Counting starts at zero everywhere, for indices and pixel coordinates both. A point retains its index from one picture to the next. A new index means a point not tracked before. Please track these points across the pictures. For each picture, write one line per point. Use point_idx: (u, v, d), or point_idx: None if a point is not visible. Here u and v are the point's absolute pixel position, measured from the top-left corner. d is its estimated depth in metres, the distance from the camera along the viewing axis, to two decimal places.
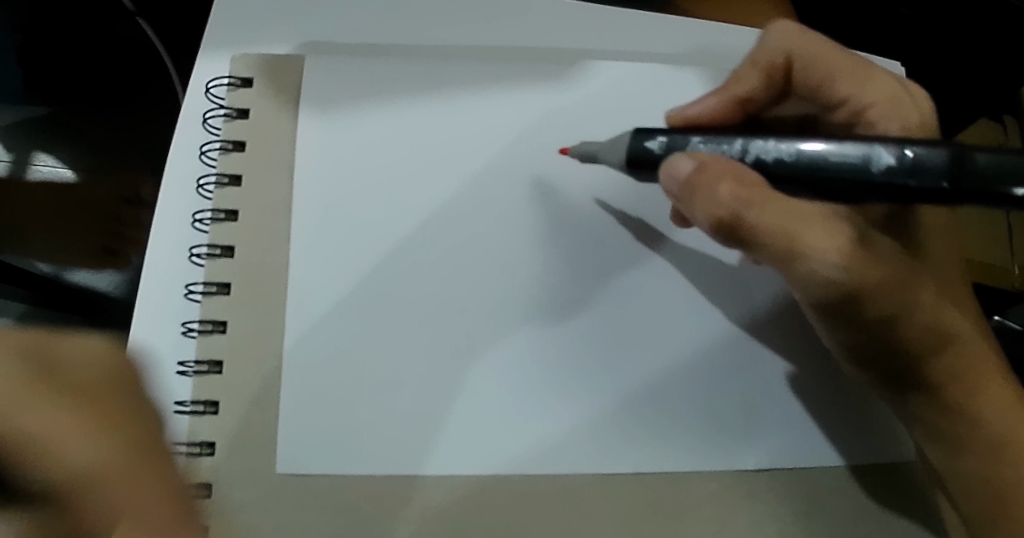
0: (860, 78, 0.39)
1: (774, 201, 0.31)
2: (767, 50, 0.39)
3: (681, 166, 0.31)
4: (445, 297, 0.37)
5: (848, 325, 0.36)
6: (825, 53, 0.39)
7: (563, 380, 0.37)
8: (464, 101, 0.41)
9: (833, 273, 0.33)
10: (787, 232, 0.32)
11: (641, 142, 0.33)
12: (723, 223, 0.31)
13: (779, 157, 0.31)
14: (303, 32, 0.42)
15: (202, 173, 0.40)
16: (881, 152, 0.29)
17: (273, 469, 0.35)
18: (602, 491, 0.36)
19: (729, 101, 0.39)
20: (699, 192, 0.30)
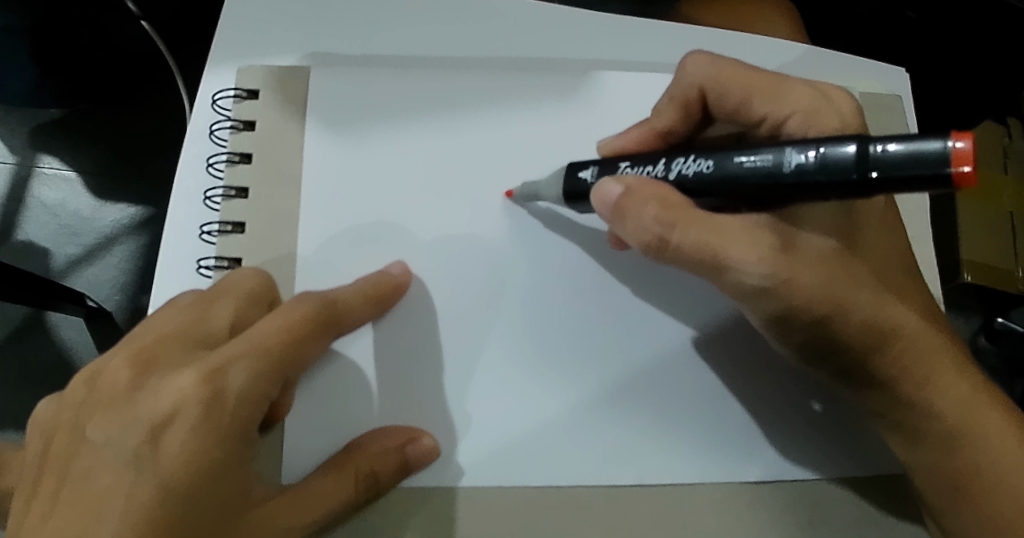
0: (774, 91, 0.36)
1: (695, 217, 0.31)
2: (681, 85, 0.38)
3: (609, 190, 0.32)
4: (422, 310, 0.37)
5: (783, 325, 0.35)
6: (738, 76, 0.37)
7: (567, 391, 0.37)
8: (467, 112, 0.41)
9: (762, 281, 0.32)
10: (709, 245, 0.31)
11: (575, 177, 0.35)
12: (652, 245, 0.32)
13: (698, 172, 0.30)
14: (310, 43, 0.43)
15: (210, 185, 0.40)
16: (791, 152, 0.27)
17: (280, 479, 0.35)
18: (607, 500, 0.36)
19: (648, 136, 0.39)
20: (626, 213, 0.31)
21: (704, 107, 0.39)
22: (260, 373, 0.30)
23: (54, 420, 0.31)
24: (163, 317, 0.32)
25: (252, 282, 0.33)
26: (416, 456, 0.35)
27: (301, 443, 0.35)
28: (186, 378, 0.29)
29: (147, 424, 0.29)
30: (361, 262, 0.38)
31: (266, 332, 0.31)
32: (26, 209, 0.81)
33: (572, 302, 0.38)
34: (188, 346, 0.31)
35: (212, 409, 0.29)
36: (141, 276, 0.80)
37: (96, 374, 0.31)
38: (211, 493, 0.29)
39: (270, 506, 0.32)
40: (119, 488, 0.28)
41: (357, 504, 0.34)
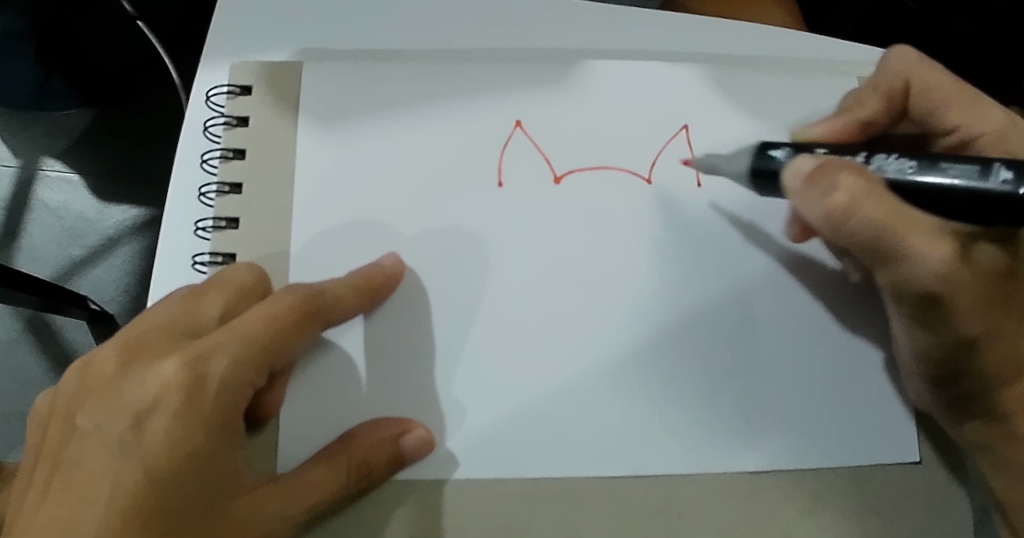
0: (971, 106, 0.37)
1: (886, 196, 0.29)
2: (887, 75, 0.38)
3: (803, 164, 0.31)
4: (446, 305, 0.37)
5: (935, 336, 0.34)
6: (942, 83, 0.38)
7: (562, 380, 0.37)
8: (459, 105, 0.40)
9: (934, 281, 0.31)
10: (895, 229, 0.29)
11: (763, 155, 0.34)
12: (836, 216, 0.30)
13: (900, 170, 0.31)
14: (300, 39, 0.43)
15: (204, 181, 0.41)
16: (998, 169, 0.29)
17: (274, 470, 0.35)
18: (602, 491, 0.36)
19: (853, 126, 0.38)
20: (823, 179, 0.30)
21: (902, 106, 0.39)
22: (242, 358, 0.30)
23: (48, 410, 0.32)
24: (152, 307, 0.33)
25: (245, 276, 0.33)
26: (412, 448, 0.35)
27: (296, 435, 0.35)
28: (168, 365, 0.30)
29: (132, 410, 0.29)
30: (359, 251, 0.38)
31: (249, 318, 0.31)
32: (32, 212, 0.82)
33: (565, 282, 0.38)
34: (174, 335, 0.31)
35: (195, 396, 0.30)
36: (143, 276, 0.80)
37: (87, 365, 0.31)
38: (196, 476, 0.29)
39: (259, 494, 0.32)
40: (105, 473, 0.29)
41: (351, 494, 0.34)
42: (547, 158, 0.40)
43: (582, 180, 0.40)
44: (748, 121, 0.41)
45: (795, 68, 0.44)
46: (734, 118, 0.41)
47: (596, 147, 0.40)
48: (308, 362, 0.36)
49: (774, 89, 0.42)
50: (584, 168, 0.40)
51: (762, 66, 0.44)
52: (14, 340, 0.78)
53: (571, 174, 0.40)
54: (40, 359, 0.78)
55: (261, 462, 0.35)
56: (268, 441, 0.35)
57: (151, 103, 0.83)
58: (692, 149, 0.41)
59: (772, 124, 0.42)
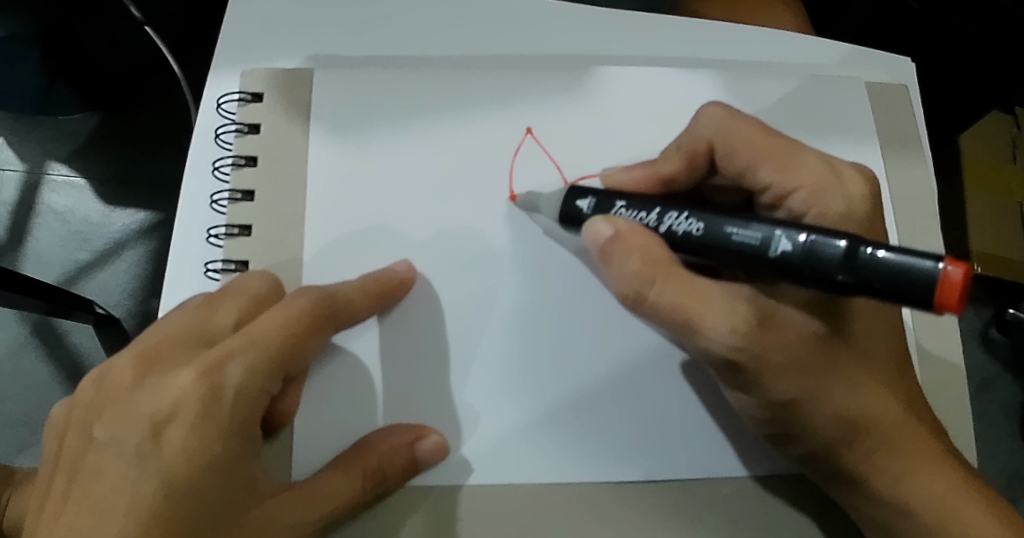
0: (786, 160, 0.35)
1: (674, 281, 0.31)
2: (691, 135, 0.37)
3: (600, 229, 0.32)
4: (457, 312, 0.37)
5: (755, 400, 0.34)
6: (750, 138, 0.35)
7: (572, 385, 0.37)
8: (469, 112, 0.41)
9: (731, 353, 0.31)
10: (685, 307, 0.31)
11: (571, 202, 0.35)
12: (629, 297, 0.32)
13: (687, 232, 0.31)
14: (310, 45, 0.43)
15: (216, 188, 0.41)
16: (780, 238, 0.28)
17: (288, 477, 0.35)
18: (614, 497, 0.36)
19: (650, 180, 0.38)
20: (610, 258, 0.32)
21: (711, 163, 0.37)
22: (256, 368, 0.31)
23: (65, 419, 0.32)
24: (167, 317, 0.33)
25: (257, 284, 0.33)
26: (426, 454, 0.35)
27: (309, 442, 0.35)
28: (184, 376, 0.30)
29: (147, 420, 0.30)
30: (370, 258, 0.38)
31: (260, 329, 0.31)
32: (37, 216, 0.82)
33: (576, 288, 0.38)
34: (188, 345, 0.31)
35: (211, 405, 0.30)
36: (149, 279, 0.80)
37: (104, 375, 0.31)
38: (211, 486, 0.29)
39: (276, 503, 0.32)
40: (123, 484, 0.29)
41: (366, 500, 0.34)
42: (557, 163, 0.40)
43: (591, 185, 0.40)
44: None
45: (803, 72, 0.44)
46: None
47: (605, 153, 0.40)
48: (320, 369, 0.36)
49: (782, 93, 0.43)
50: (593, 174, 0.40)
51: (769, 71, 0.44)
52: (21, 345, 0.79)
53: (582, 180, 0.40)
54: (48, 364, 0.78)
55: (274, 469, 0.35)
56: (283, 448, 0.35)
57: (158, 105, 0.83)
58: None
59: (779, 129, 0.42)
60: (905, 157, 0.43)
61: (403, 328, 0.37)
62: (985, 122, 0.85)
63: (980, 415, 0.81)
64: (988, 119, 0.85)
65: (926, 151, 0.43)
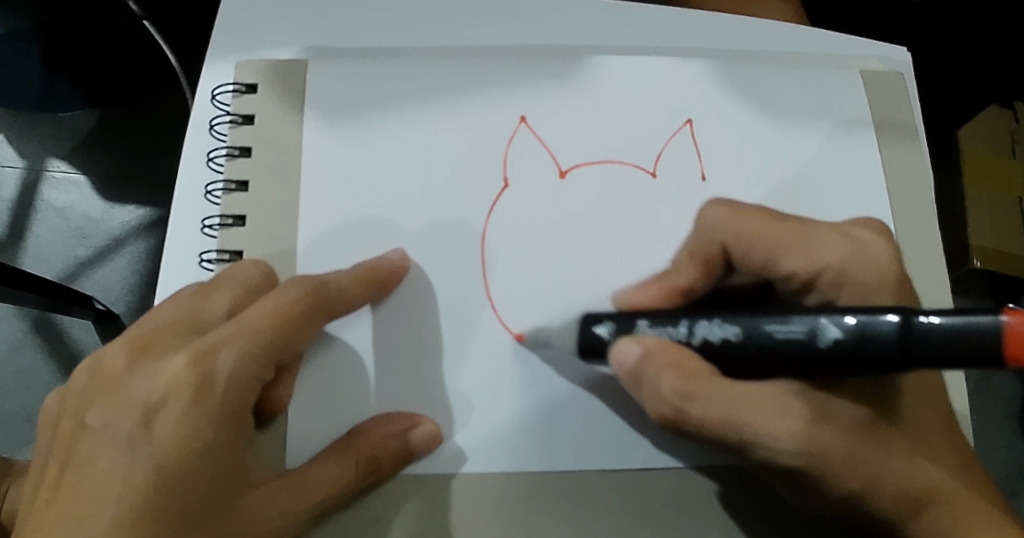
0: (804, 248, 0.35)
1: (710, 390, 0.31)
2: (698, 238, 0.37)
3: (627, 351, 0.32)
4: (452, 303, 0.37)
5: (817, 500, 0.33)
6: (758, 228, 0.35)
7: (568, 374, 0.37)
8: (463, 103, 0.41)
9: (791, 459, 0.31)
10: (731, 420, 0.31)
11: (589, 330, 0.34)
12: (670, 416, 0.32)
13: (723, 337, 0.30)
14: (305, 36, 0.43)
15: (211, 179, 0.41)
16: (828, 324, 0.28)
17: (283, 465, 0.35)
18: (609, 486, 0.36)
19: (667, 293, 0.37)
20: (643, 380, 0.31)
21: (726, 262, 0.37)
22: (249, 354, 0.31)
23: (58, 407, 0.32)
24: (160, 306, 0.33)
25: (252, 273, 0.33)
26: (420, 442, 0.35)
27: (303, 431, 0.35)
28: (176, 362, 0.30)
29: (140, 406, 0.30)
30: (366, 248, 0.38)
31: (252, 316, 0.32)
32: (37, 213, 0.82)
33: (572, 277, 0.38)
34: (181, 333, 0.31)
35: (204, 392, 0.30)
36: (148, 276, 0.80)
37: (97, 362, 0.32)
38: (204, 471, 0.30)
39: (267, 490, 0.32)
40: (115, 469, 0.29)
41: (359, 489, 0.34)
42: (552, 153, 0.40)
43: (587, 174, 0.40)
44: (751, 116, 0.42)
45: (798, 61, 0.44)
46: (738, 113, 0.42)
47: (600, 144, 0.40)
48: (314, 357, 0.36)
49: (777, 83, 0.42)
50: (587, 164, 0.40)
51: (765, 61, 0.44)
52: (21, 341, 0.79)
53: (576, 170, 0.40)
54: (48, 360, 0.78)
55: (268, 457, 0.35)
56: (276, 437, 0.35)
57: (157, 102, 0.83)
58: (697, 144, 0.41)
59: (775, 118, 0.42)
60: (902, 146, 0.42)
61: (398, 319, 0.37)
62: (985, 116, 0.85)
63: (979, 410, 0.81)
64: (989, 113, 0.85)
65: (922, 139, 0.43)
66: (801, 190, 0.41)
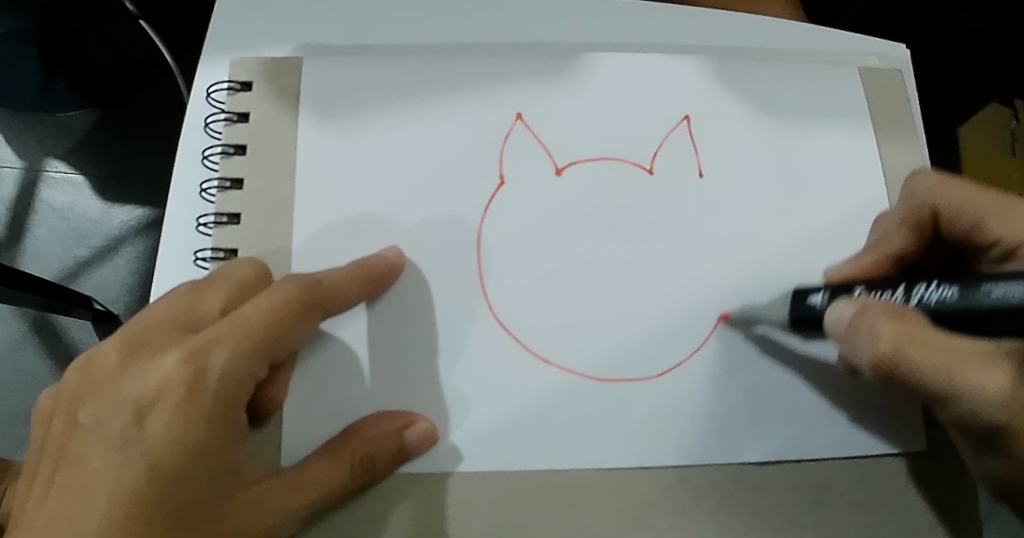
0: (1008, 214, 0.35)
1: (931, 337, 0.30)
2: (909, 204, 0.38)
3: (843, 312, 0.33)
4: (449, 300, 0.37)
5: (1009, 463, 0.33)
6: (970, 196, 0.36)
7: (566, 372, 0.37)
8: (461, 99, 0.40)
9: (999, 412, 0.30)
10: (949, 369, 0.30)
11: (803, 302, 0.36)
12: (880, 365, 0.31)
13: (939, 299, 0.31)
14: (300, 34, 0.42)
15: (205, 177, 0.41)
16: None
17: (278, 463, 0.35)
18: (606, 484, 0.36)
19: (883, 260, 0.38)
20: (857, 332, 0.32)
21: (932, 229, 0.38)
22: (242, 352, 0.31)
23: (51, 406, 0.32)
24: (153, 304, 0.33)
25: (245, 271, 0.33)
26: (415, 441, 0.35)
27: (298, 429, 0.35)
28: (168, 360, 0.30)
29: (132, 404, 0.30)
30: (361, 246, 0.38)
31: (245, 314, 0.31)
32: (36, 213, 0.82)
33: (570, 275, 0.38)
34: (174, 331, 0.31)
35: (195, 390, 0.30)
36: (146, 276, 0.80)
37: (89, 360, 0.31)
38: (198, 469, 0.29)
39: (261, 488, 0.32)
40: (107, 468, 0.29)
41: (354, 488, 0.34)
42: (549, 150, 0.40)
43: (584, 172, 0.40)
44: (750, 112, 0.41)
45: (796, 58, 0.43)
46: (736, 109, 0.41)
47: (599, 140, 0.40)
48: (307, 355, 0.36)
49: (776, 79, 0.42)
50: (585, 161, 0.40)
51: (764, 58, 0.43)
52: (20, 341, 0.79)
53: (574, 167, 0.40)
54: (46, 360, 0.78)
55: (264, 456, 0.35)
56: (272, 435, 0.35)
57: (154, 102, 0.84)
58: (694, 140, 0.41)
59: (773, 114, 0.41)
60: (900, 142, 0.42)
61: (395, 316, 0.37)
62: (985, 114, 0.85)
63: None
64: (988, 111, 0.85)
65: (921, 136, 0.43)
66: (800, 186, 0.40)
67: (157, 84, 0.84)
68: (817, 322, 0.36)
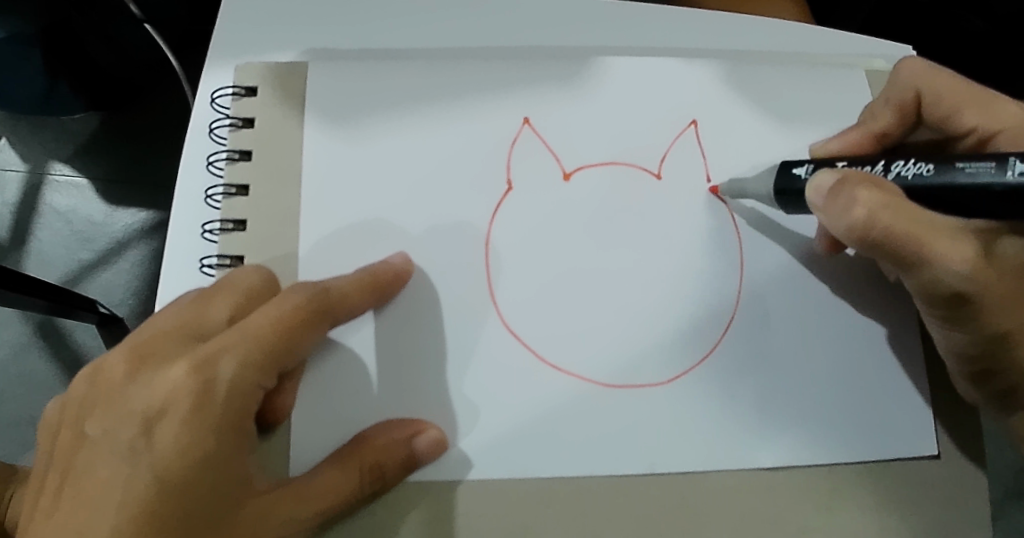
0: (986, 106, 0.38)
1: (906, 206, 0.31)
2: (897, 87, 0.39)
3: (825, 180, 0.33)
4: (457, 306, 0.37)
5: (966, 333, 0.36)
6: (954, 87, 0.39)
7: (574, 378, 0.37)
8: (467, 104, 0.40)
9: (960, 281, 0.33)
10: (918, 238, 0.31)
11: (788, 174, 0.36)
12: (856, 234, 0.32)
13: (917, 173, 0.32)
14: (306, 39, 0.42)
15: (211, 183, 0.41)
16: (1016, 162, 0.29)
17: (288, 473, 0.35)
18: (618, 492, 0.36)
19: (865, 139, 0.40)
20: (837, 198, 0.32)
21: (916, 113, 0.40)
22: (250, 362, 0.30)
23: (58, 416, 0.32)
24: (161, 311, 0.33)
25: (253, 279, 0.33)
26: (425, 449, 0.35)
27: (306, 438, 0.35)
28: (175, 370, 0.30)
29: (140, 415, 0.29)
30: (368, 252, 0.38)
31: (254, 322, 0.31)
32: (40, 216, 0.82)
33: (579, 281, 0.38)
34: (181, 340, 0.31)
35: (204, 401, 0.29)
36: (152, 279, 0.80)
37: (96, 370, 0.31)
38: (207, 480, 0.29)
39: (272, 498, 0.32)
40: (116, 480, 0.29)
41: (364, 496, 0.34)
42: (556, 154, 0.40)
43: (591, 176, 0.39)
44: (758, 114, 0.41)
45: (803, 60, 0.43)
46: (744, 111, 0.41)
47: (607, 143, 0.40)
48: (315, 364, 0.36)
49: (784, 82, 0.42)
50: (592, 164, 0.40)
51: (772, 60, 0.43)
52: (25, 345, 0.79)
53: (581, 171, 0.39)
54: (52, 363, 0.78)
55: (272, 465, 0.35)
56: (280, 443, 0.35)
57: (158, 106, 0.84)
58: (701, 144, 0.40)
59: (781, 117, 0.41)
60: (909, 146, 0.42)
61: (404, 324, 0.37)
62: None
63: None
64: None
65: None
66: None
67: (160, 87, 0.84)
68: (799, 194, 0.36)
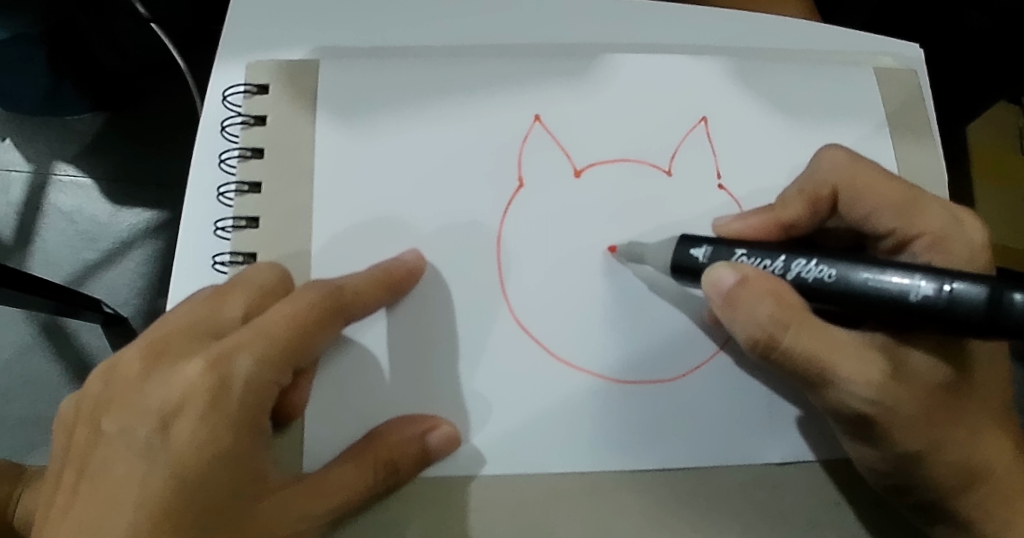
0: (907, 209, 0.36)
1: (807, 324, 0.31)
2: (813, 179, 0.37)
3: (723, 277, 0.32)
4: (467, 303, 0.37)
5: (876, 453, 0.35)
6: (873, 182, 0.36)
7: (586, 374, 0.37)
8: (476, 103, 0.40)
9: (864, 405, 0.33)
10: (817, 355, 0.32)
11: (686, 251, 0.34)
12: (761, 342, 0.32)
13: (818, 277, 0.31)
14: (316, 37, 0.42)
15: (223, 181, 0.41)
16: (920, 280, 0.30)
17: (302, 468, 0.35)
18: (630, 487, 0.36)
19: (772, 225, 0.37)
20: (738, 305, 0.32)
21: (829, 209, 0.38)
22: (266, 359, 0.30)
23: (74, 413, 0.32)
24: (176, 309, 0.33)
25: (267, 276, 0.33)
26: (438, 445, 0.35)
27: (320, 433, 0.35)
28: (193, 367, 0.30)
29: (157, 412, 0.29)
30: (380, 248, 0.38)
31: (269, 321, 0.31)
32: (44, 217, 0.82)
33: (590, 278, 0.38)
34: (196, 338, 0.31)
35: (220, 397, 0.30)
36: (157, 278, 0.80)
37: (112, 367, 0.31)
38: (223, 476, 0.29)
39: (289, 493, 0.32)
40: (133, 477, 0.29)
41: (378, 492, 0.34)
42: (567, 151, 0.40)
43: (602, 173, 0.39)
44: (766, 112, 0.41)
45: (811, 59, 0.43)
46: (752, 109, 0.41)
47: (617, 141, 0.40)
48: (329, 359, 0.36)
49: (792, 80, 0.42)
50: (603, 161, 0.40)
51: (780, 58, 0.43)
52: (30, 345, 0.79)
53: (592, 168, 0.39)
54: (57, 364, 0.78)
55: (287, 460, 0.35)
56: (294, 440, 0.35)
57: (164, 105, 0.84)
58: (711, 141, 0.40)
59: (789, 114, 0.41)
60: (915, 143, 0.42)
61: (419, 320, 0.37)
62: (996, 113, 0.84)
63: None
64: (997, 108, 0.85)
65: (937, 136, 0.43)
66: None
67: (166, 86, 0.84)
68: (696, 275, 0.34)
